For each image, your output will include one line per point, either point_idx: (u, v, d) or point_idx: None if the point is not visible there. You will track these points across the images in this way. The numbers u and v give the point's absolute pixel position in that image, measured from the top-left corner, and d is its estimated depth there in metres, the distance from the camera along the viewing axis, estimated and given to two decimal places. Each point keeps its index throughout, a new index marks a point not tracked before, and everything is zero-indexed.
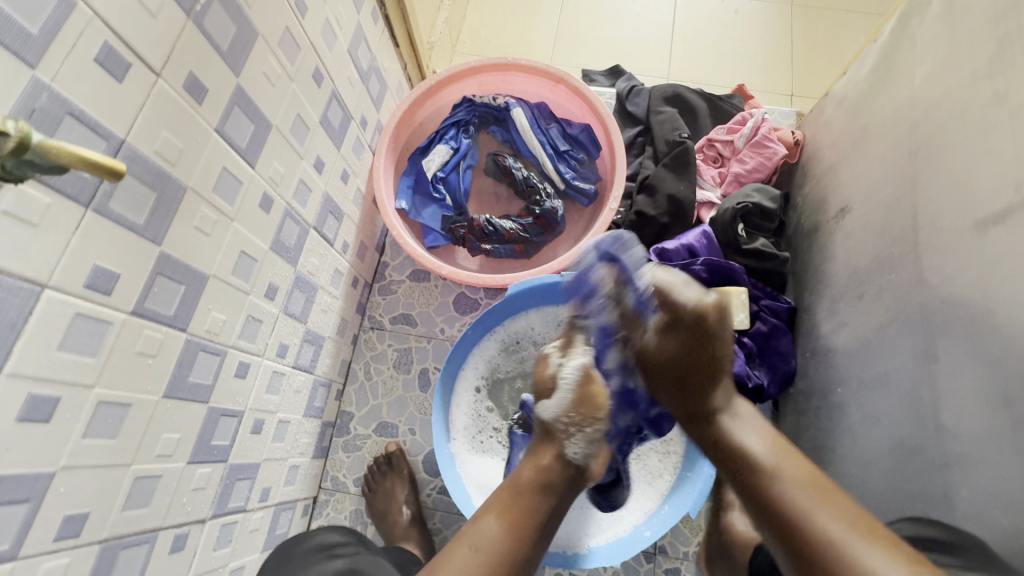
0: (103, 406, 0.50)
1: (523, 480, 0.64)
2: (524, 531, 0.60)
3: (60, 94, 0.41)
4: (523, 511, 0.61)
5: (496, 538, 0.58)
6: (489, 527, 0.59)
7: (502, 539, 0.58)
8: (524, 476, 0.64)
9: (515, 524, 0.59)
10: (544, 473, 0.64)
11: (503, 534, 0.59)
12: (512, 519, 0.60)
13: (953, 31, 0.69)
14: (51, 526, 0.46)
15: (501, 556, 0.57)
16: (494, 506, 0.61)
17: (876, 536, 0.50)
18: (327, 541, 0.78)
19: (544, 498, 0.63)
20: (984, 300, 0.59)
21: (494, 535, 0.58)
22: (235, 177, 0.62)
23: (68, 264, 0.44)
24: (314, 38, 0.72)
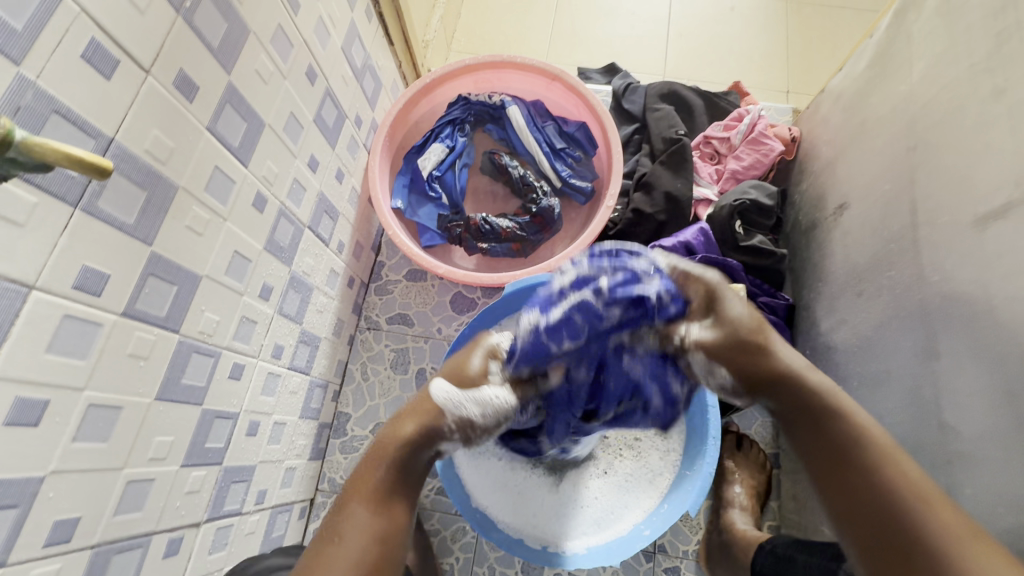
0: (94, 409, 0.49)
1: (387, 460, 0.60)
2: (393, 512, 0.58)
3: (45, 92, 0.40)
4: (388, 493, 0.58)
5: (365, 528, 0.55)
6: (353, 517, 0.55)
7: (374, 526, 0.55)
8: (382, 448, 0.61)
9: (382, 505, 0.57)
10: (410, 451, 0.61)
11: (372, 518, 0.56)
12: (380, 500, 0.57)
13: (951, 26, 0.69)
14: (40, 532, 0.46)
15: (368, 545, 0.54)
16: (359, 493, 0.58)
17: (945, 506, 0.49)
18: (278, 564, 0.71)
19: (408, 475, 0.61)
20: (986, 296, 0.59)
21: (359, 524, 0.55)
22: (227, 176, 0.61)
23: (56, 265, 0.43)
24: (307, 36, 0.71)
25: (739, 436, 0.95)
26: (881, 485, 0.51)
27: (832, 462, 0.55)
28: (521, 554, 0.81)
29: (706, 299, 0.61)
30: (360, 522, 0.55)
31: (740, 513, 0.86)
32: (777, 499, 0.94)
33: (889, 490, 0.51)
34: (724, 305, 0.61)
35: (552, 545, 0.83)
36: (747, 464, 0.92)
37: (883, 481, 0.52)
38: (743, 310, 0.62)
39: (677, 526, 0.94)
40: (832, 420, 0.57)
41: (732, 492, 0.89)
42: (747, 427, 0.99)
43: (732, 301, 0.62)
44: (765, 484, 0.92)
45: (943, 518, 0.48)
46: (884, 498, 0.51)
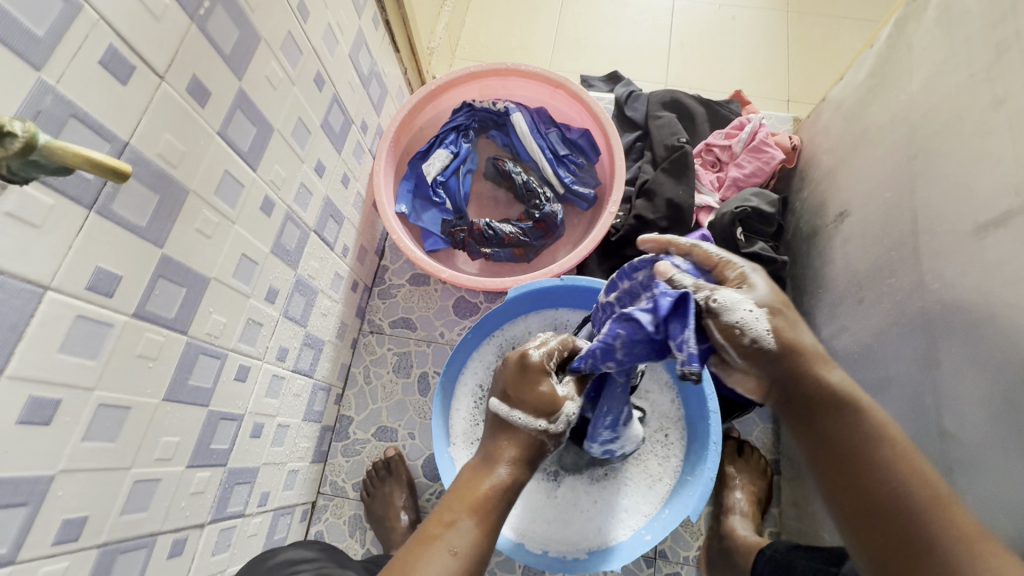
0: (103, 409, 0.49)
1: (490, 475, 0.55)
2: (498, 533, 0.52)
3: (64, 97, 0.41)
4: (498, 510, 0.53)
5: (474, 546, 0.50)
6: (470, 530, 0.50)
7: (483, 543, 0.50)
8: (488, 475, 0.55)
9: (491, 524, 0.52)
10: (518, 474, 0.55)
11: (484, 535, 0.51)
12: (491, 515, 0.52)
13: (949, 38, 0.70)
14: (49, 530, 0.46)
15: (478, 563, 0.49)
16: (467, 505, 0.52)
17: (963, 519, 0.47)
18: (293, 558, 0.72)
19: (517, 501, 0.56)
20: (986, 303, 0.60)
21: (474, 539, 0.50)
22: (236, 180, 0.62)
23: (71, 266, 0.44)
24: (316, 42, 0.73)
25: (739, 441, 0.96)
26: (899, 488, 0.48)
27: (842, 454, 0.51)
28: (524, 560, 0.81)
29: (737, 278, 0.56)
30: (471, 532, 0.50)
31: (741, 519, 0.86)
32: (778, 506, 0.95)
33: (906, 492, 0.48)
34: (747, 281, 0.56)
35: (554, 549, 0.84)
36: (748, 470, 0.93)
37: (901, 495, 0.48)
38: (765, 284, 0.55)
39: (678, 531, 0.94)
40: (852, 409, 0.52)
41: (733, 498, 0.90)
42: (748, 432, 0.99)
43: (758, 279, 0.56)
44: (766, 491, 0.92)
45: (957, 523, 0.46)
46: (905, 505, 0.48)
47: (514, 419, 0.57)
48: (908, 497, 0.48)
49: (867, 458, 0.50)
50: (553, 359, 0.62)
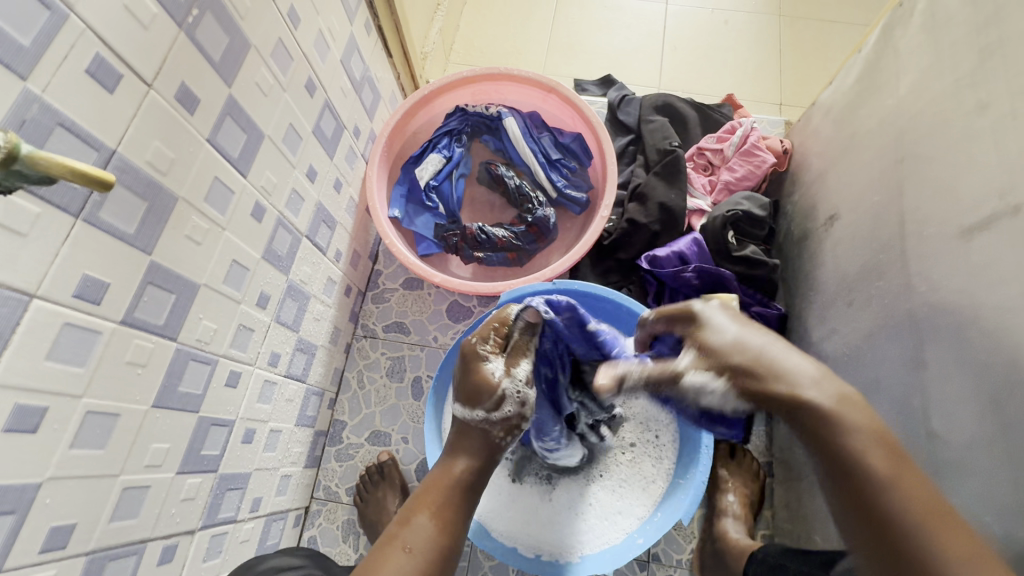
0: (91, 416, 0.49)
1: (446, 475, 0.58)
2: (455, 528, 0.55)
3: (50, 106, 0.41)
4: (456, 508, 0.56)
5: (432, 540, 0.52)
6: (423, 526, 0.53)
7: (438, 538, 0.53)
8: (441, 477, 0.58)
9: (451, 521, 0.55)
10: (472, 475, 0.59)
11: (439, 530, 0.53)
12: (444, 510, 0.55)
13: (935, 43, 0.71)
14: (36, 537, 0.46)
15: (436, 557, 0.52)
16: (424, 503, 0.55)
17: (953, 532, 0.41)
18: (280, 565, 0.73)
19: (473, 495, 0.59)
20: (972, 305, 0.60)
21: (429, 534, 0.53)
22: (226, 186, 0.62)
23: (58, 273, 0.44)
24: (307, 49, 0.73)
25: (732, 444, 0.97)
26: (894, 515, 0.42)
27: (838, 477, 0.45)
28: (517, 564, 0.81)
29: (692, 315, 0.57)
30: (425, 528, 0.53)
31: (734, 521, 0.86)
32: (771, 507, 0.95)
33: (892, 504, 0.42)
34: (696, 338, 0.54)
35: (546, 553, 0.84)
36: (741, 473, 0.93)
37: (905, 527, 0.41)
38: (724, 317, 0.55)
39: (671, 534, 0.94)
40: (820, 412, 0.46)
41: (726, 500, 0.90)
42: None
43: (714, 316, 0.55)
44: (758, 493, 0.92)
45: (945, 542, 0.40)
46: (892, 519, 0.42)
47: (457, 414, 0.62)
48: (898, 511, 0.42)
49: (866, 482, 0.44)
50: (488, 341, 0.63)
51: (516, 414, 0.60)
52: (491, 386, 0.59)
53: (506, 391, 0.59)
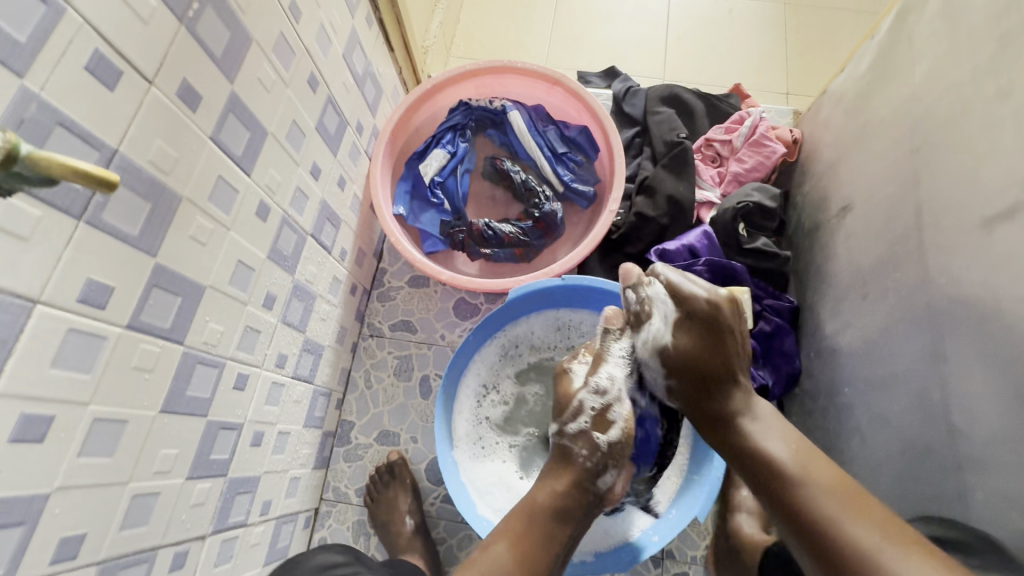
0: (98, 423, 0.48)
1: (535, 502, 0.66)
2: (531, 561, 0.60)
3: (49, 104, 0.40)
4: (534, 542, 0.62)
5: (508, 567, 0.59)
6: (498, 555, 0.60)
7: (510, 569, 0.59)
8: (529, 502, 0.66)
9: (525, 555, 0.60)
10: (557, 500, 0.65)
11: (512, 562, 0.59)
12: (520, 546, 0.61)
13: (952, 27, 0.69)
14: (47, 549, 0.45)
15: None
16: (504, 534, 0.62)
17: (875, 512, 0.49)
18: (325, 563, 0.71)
19: (557, 525, 0.64)
20: (994, 297, 0.59)
21: (502, 563, 0.59)
22: (231, 186, 0.60)
23: (61, 278, 0.42)
24: (309, 43, 0.71)
25: None
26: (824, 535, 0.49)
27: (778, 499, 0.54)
28: None
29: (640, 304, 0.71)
30: (501, 556, 0.60)
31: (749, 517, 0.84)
32: None
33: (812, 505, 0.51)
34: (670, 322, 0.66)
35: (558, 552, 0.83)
36: None
37: (787, 480, 0.54)
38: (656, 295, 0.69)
39: (685, 531, 0.93)
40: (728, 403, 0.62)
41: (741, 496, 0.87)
42: None
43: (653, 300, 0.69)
44: None
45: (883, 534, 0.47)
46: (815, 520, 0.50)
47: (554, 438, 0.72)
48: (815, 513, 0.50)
49: (799, 496, 0.52)
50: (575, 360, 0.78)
51: (596, 427, 0.70)
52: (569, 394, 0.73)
53: (582, 401, 0.71)
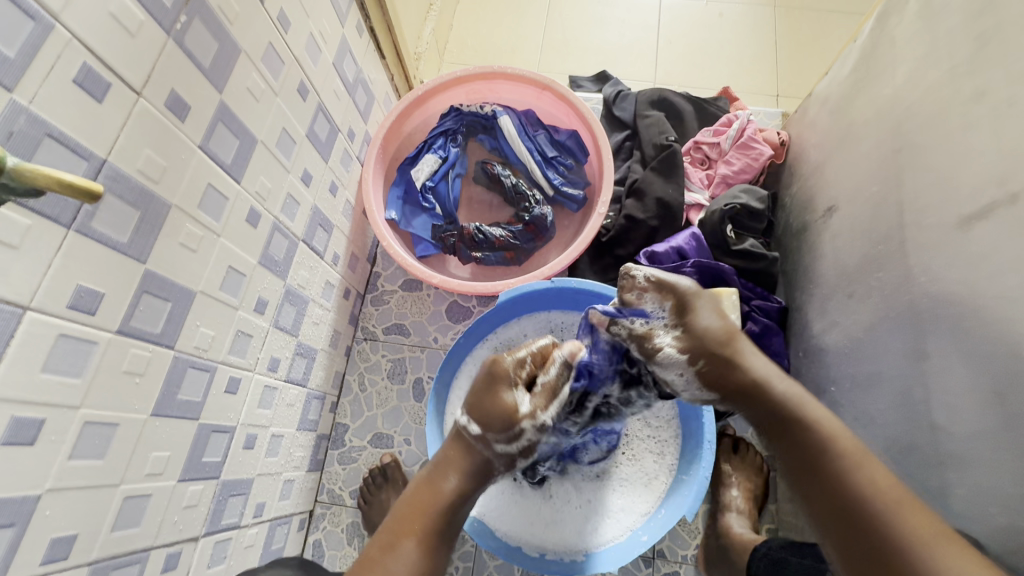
0: (89, 426, 0.49)
1: (433, 492, 0.61)
2: (438, 552, 0.58)
3: (38, 116, 0.41)
4: (441, 532, 0.59)
5: (415, 569, 0.56)
6: (406, 556, 0.56)
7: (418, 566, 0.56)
8: (431, 495, 0.61)
9: (433, 547, 0.58)
10: (459, 490, 0.62)
11: (420, 558, 0.57)
12: (428, 538, 0.58)
13: (931, 31, 0.70)
14: (38, 549, 0.46)
15: None
16: (409, 531, 0.58)
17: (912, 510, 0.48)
18: None
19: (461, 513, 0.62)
20: (972, 296, 0.59)
21: (411, 565, 0.56)
22: (220, 193, 0.62)
23: (51, 285, 0.44)
24: (298, 52, 0.73)
25: (735, 439, 0.96)
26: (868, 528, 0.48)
27: (804, 465, 0.54)
28: (520, 563, 0.81)
29: (685, 305, 0.59)
30: (410, 557, 0.56)
31: (738, 516, 0.86)
32: (774, 502, 0.94)
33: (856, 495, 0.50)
34: (694, 317, 0.59)
35: (550, 552, 0.84)
36: (744, 467, 0.93)
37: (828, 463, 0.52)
38: (709, 313, 0.60)
39: (676, 530, 0.94)
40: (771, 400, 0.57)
41: (729, 496, 0.89)
42: (743, 430, 0.99)
43: (702, 309, 0.60)
44: (762, 486, 0.92)
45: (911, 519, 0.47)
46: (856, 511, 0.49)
47: (466, 429, 0.64)
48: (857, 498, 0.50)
49: (830, 470, 0.52)
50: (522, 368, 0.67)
51: (521, 453, 0.65)
52: (511, 416, 0.63)
53: (524, 431, 0.64)
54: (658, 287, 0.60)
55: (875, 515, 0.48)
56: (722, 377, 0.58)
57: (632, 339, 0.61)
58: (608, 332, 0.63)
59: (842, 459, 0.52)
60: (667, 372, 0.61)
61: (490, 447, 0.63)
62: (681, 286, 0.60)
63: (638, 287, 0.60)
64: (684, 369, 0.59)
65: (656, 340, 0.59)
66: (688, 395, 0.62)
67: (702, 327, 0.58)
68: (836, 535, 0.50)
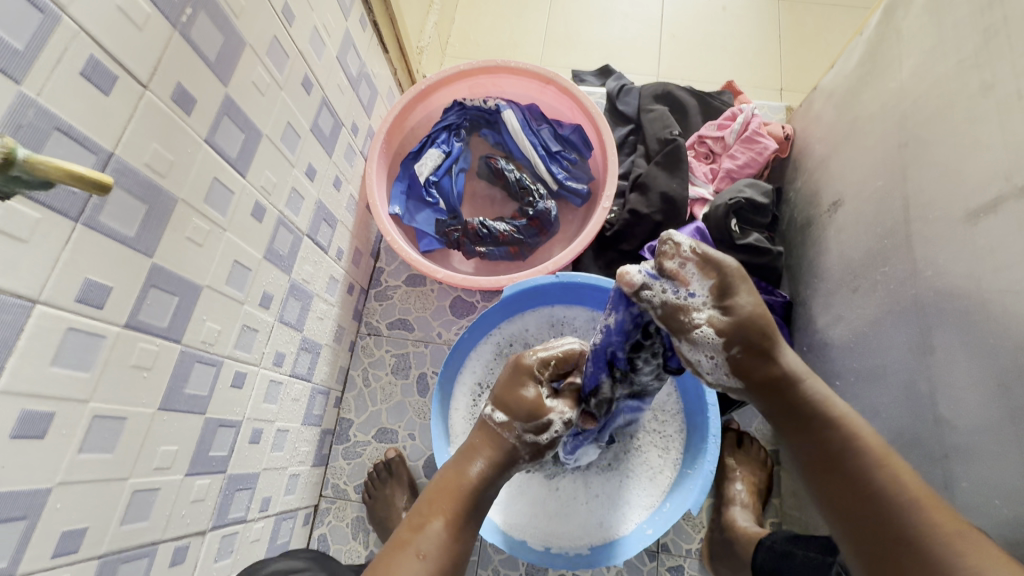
0: (98, 420, 0.49)
1: (464, 476, 0.61)
2: (464, 533, 0.58)
3: (46, 110, 0.41)
4: (467, 509, 0.59)
5: (444, 546, 0.56)
6: (435, 533, 0.56)
7: (447, 543, 0.56)
8: (456, 479, 0.61)
9: (459, 526, 0.58)
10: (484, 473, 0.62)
11: (449, 536, 0.56)
12: (456, 518, 0.58)
13: (938, 23, 0.69)
14: (49, 543, 0.46)
15: (448, 562, 0.55)
16: (437, 508, 0.58)
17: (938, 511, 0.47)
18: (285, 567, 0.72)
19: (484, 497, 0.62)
20: (978, 289, 0.59)
21: (441, 542, 0.56)
22: (226, 187, 0.61)
23: (60, 279, 0.44)
24: (302, 45, 0.72)
25: (739, 434, 0.96)
26: (896, 531, 0.47)
27: (824, 460, 0.53)
28: (525, 557, 0.81)
29: (727, 286, 0.52)
30: (438, 535, 0.56)
31: (742, 510, 0.86)
32: (778, 496, 0.95)
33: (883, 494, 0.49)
34: (735, 298, 0.52)
35: (554, 546, 0.84)
36: (748, 462, 0.93)
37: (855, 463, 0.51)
38: (750, 297, 0.53)
39: (680, 524, 0.94)
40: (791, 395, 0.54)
41: (734, 490, 0.90)
42: (747, 424, 0.99)
43: (744, 291, 0.52)
44: (766, 481, 0.92)
45: (932, 517, 0.47)
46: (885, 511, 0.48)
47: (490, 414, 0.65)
48: (883, 498, 0.49)
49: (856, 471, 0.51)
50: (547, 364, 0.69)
51: (545, 442, 0.65)
52: (539, 408, 0.64)
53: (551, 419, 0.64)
54: (703, 262, 0.52)
55: (898, 515, 0.48)
56: (753, 366, 0.54)
57: (663, 310, 0.54)
58: (637, 297, 0.55)
59: (871, 459, 0.51)
60: (695, 354, 0.55)
61: (518, 435, 0.63)
62: (730, 266, 0.52)
63: (680, 256, 0.52)
64: (716, 353, 0.54)
65: (692, 315, 0.53)
66: (713, 379, 0.57)
67: (738, 312, 0.52)
68: (858, 532, 0.50)
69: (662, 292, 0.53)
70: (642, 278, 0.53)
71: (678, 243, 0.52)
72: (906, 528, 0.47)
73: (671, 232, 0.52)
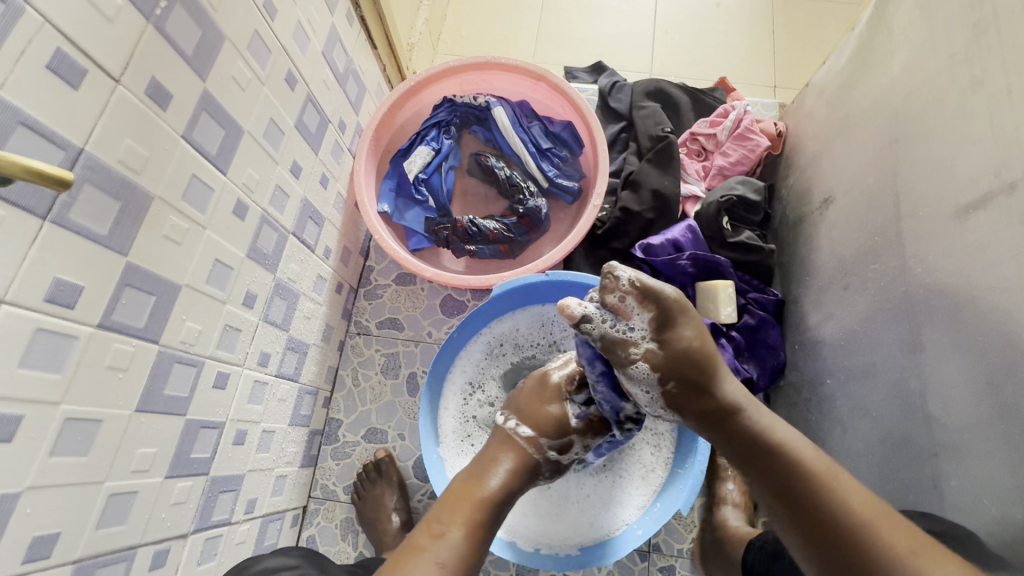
0: (70, 422, 0.48)
1: (481, 486, 0.61)
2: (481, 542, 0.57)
3: (9, 103, 0.39)
4: (485, 518, 0.58)
5: (461, 555, 0.54)
6: (452, 541, 0.54)
7: (464, 552, 0.54)
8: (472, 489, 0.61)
9: (478, 536, 0.57)
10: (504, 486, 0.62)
11: (466, 545, 0.55)
12: (474, 526, 0.57)
13: (930, 17, 0.69)
14: (19, 548, 0.45)
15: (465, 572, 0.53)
16: (456, 516, 0.57)
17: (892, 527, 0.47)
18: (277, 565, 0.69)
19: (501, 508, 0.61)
20: (968, 287, 0.59)
21: (458, 550, 0.54)
22: (205, 184, 0.60)
23: (28, 277, 0.43)
24: (285, 40, 0.71)
25: None
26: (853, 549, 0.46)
27: (778, 487, 0.52)
28: (514, 558, 0.80)
29: (665, 320, 0.55)
30: (456, 545, 0.54)
31: (733, 510, 0.86)
32: None
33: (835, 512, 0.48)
34: (672, 332, 0.55)
35: (544, 547, 0.83)
36: None
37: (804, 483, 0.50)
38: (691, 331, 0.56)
39: (671, 524, 0.93)
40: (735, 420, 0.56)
41: (725, 489, 0.90)
42: None
43: (684, 326, 0.55)
44: None
45: (891, 538, 0.46)
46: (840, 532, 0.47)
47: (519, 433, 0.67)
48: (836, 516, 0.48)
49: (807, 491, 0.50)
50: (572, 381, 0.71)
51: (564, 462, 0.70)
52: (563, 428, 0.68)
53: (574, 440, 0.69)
54: (642, 296, 0.54)
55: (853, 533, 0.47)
56: (689, 400, 0.57)
57: (605, 343, 0.57)
58: (578, 329, 0.58)
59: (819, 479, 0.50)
60: (633, 386, 0.59)
61: (543, 452, 0.67)
62: (673, 300, 0.54)
63: (622, 292, 0.54)
64: (651, 388, 0.58)
65: (630, 349, 0.56)
66: (651, 409, 0.62)
67: (676, 346, 0.55)
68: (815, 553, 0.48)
69: (607, 326, 0.56)
70: (582, 312, 0.56)
71: (618, 276, 0.54)
72: (865, 550, 0.46)
73: (615, 266, 0.54)
